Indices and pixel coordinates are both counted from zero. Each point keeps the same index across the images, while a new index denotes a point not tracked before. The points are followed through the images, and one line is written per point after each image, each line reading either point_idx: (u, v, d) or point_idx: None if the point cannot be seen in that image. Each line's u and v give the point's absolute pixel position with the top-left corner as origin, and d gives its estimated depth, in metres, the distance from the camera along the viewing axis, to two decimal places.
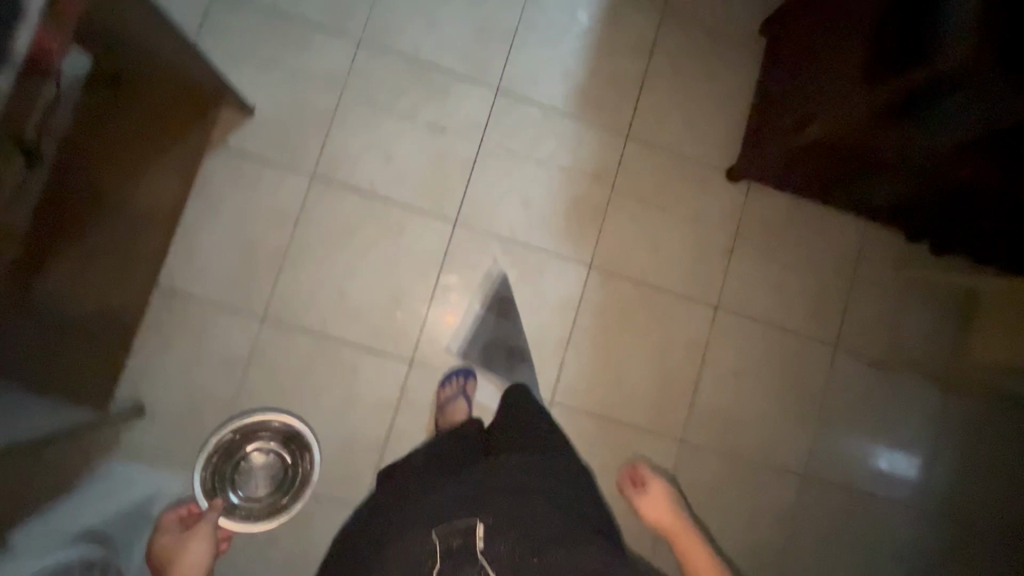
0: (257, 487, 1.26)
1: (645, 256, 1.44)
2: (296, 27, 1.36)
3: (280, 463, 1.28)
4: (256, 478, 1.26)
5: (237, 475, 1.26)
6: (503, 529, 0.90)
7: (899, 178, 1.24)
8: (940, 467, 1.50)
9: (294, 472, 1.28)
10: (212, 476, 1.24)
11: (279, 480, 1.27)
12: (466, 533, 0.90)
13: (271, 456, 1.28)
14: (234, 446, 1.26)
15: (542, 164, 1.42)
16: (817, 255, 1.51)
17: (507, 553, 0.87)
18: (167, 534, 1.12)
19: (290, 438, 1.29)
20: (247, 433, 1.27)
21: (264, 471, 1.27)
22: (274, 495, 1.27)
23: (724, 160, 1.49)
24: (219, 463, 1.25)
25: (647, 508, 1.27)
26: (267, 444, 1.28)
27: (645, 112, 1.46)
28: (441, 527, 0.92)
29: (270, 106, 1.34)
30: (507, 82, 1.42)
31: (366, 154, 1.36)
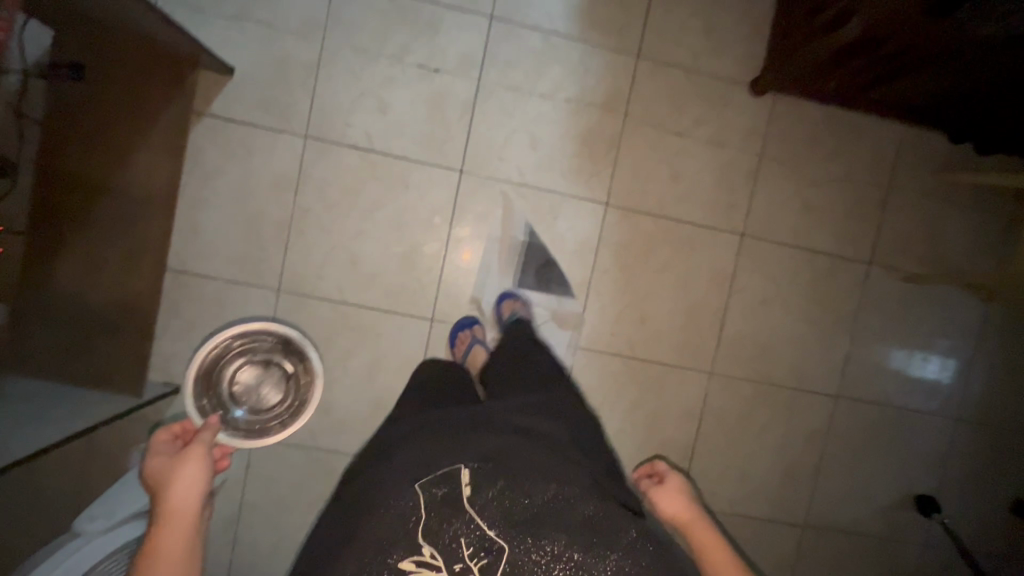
0: (261, 398, 1.27)
1: (663, 187, 1.36)
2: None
3: (282, 371, 1.27)
4: (261, 390, 1.27)
5: (238, 388, 1.27)
6: (492, 475, 0.77)
7: (948, 65, 1.08)
8: (976, 376, 1.47)
9: (297, 382, 1.27)
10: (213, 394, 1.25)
11: (284, 390, 1.28)
12: (451, 483, 0.75)
13: (271, 367, 1.28)
14: (233, 359, 1.26)
15: (545, 97, 1.31)
16: (849, 167, 1.40)
17: (496, 500, 0.74)
18: (155, 455, 0.83)
19: (286, 346, 1.27)
20: (245, 345, 1.26)
21: (265, 381, 1.27)
22: (279, 405, 1.27)
23: (745, 72, 1.36)
24: (215, 381, 1.25)
25: (664, 508, 0.91)
26: (265, 355, 1.27)
27: (655, 27, 1.32)
28: (423, 479, 0.77)
29: (249, 62, 1.24)
30: (500, 8, 1.29)
31: (358, 106, 1.27)
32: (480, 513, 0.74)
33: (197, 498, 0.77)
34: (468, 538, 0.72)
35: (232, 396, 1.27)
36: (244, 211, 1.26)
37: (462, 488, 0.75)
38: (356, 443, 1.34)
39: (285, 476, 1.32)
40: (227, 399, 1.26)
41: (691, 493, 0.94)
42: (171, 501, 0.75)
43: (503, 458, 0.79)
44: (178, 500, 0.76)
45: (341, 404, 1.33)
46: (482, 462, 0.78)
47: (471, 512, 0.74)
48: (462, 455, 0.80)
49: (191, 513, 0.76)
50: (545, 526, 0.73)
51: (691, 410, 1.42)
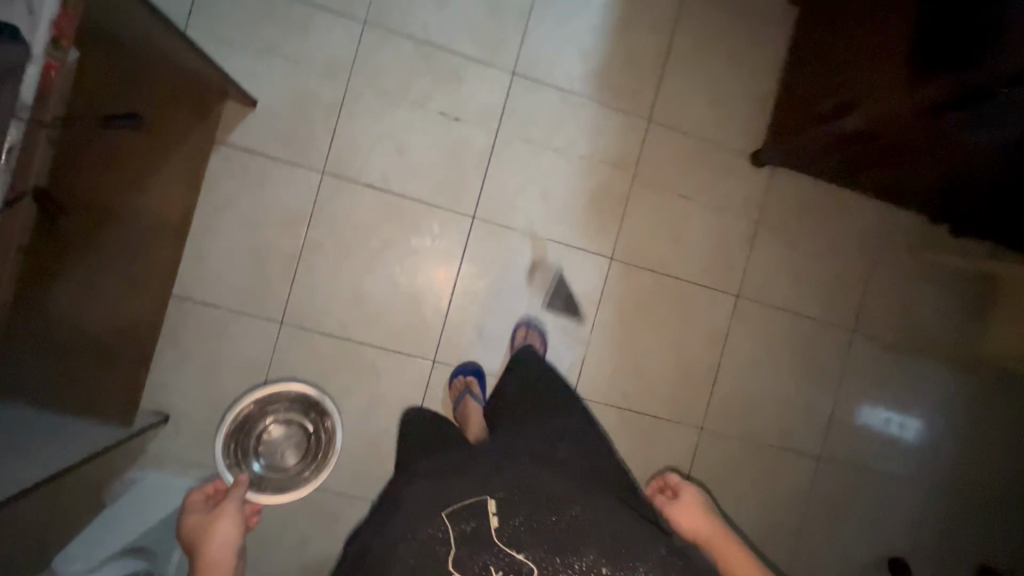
0: (282, 457, 1.26)
1: (666, 247, 1.41)
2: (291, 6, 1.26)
3: (302, 430, 1.27)
4: (283, 449, 1.26)
5: (261, 446, 1.25)
6: (517, 507, 0.79)
7: (928, 171, 1.23)
8: (948, 445, 1.54)
9: (318, 441, 1.26)
10: (235, 454, 1.23)
11: (305, 449, 1.26)
12: (480, 514, 0.78)
13: (293, 426, 1.27)
14: (258, 419, 1.25)
15: (560, 153, 1.36)
16: (838, 239, 1.49)
17: (525, 527, 0.77)
18: (193, 514, 0.92)
19: (308, 407, 1.26)
20: (269, 405, 1.25)
21: (288, 441, 1.26)
22: (300, 464, 1.26)
23: (747, 144, 1.44)
24: (237, 442, 1.23)
25: (683, 522, 0.92)
26: (289, 415, 1.27)
27: (666, 96, 1.40)
28: (451, 508, 0.79)
29: (272, 97, 1.26)
30: (521, 66, 1.34)
31: (377, 148, 1.30)
32: (512, 543, 0.76)
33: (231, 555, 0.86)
34: (497, 565, 0.74)
35: (254, 454, 1.25)
36: (253, 242, 1.26)
37: (489, 519, 0.78)
38: (346, 483, 1.31)
39: (272, 514, 1.28)
40: (249, 457, 1.24)
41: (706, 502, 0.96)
42: (208, 555, 0.85)
43: (526, 487, 0.81)
44: (215, 555, 0.85)
45: None
46: (507, 491, 0.81)
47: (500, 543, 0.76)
48: (489, 485, 0.82)
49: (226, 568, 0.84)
50: (576, 539, 0.76)
51: (680, 466, 1.45)
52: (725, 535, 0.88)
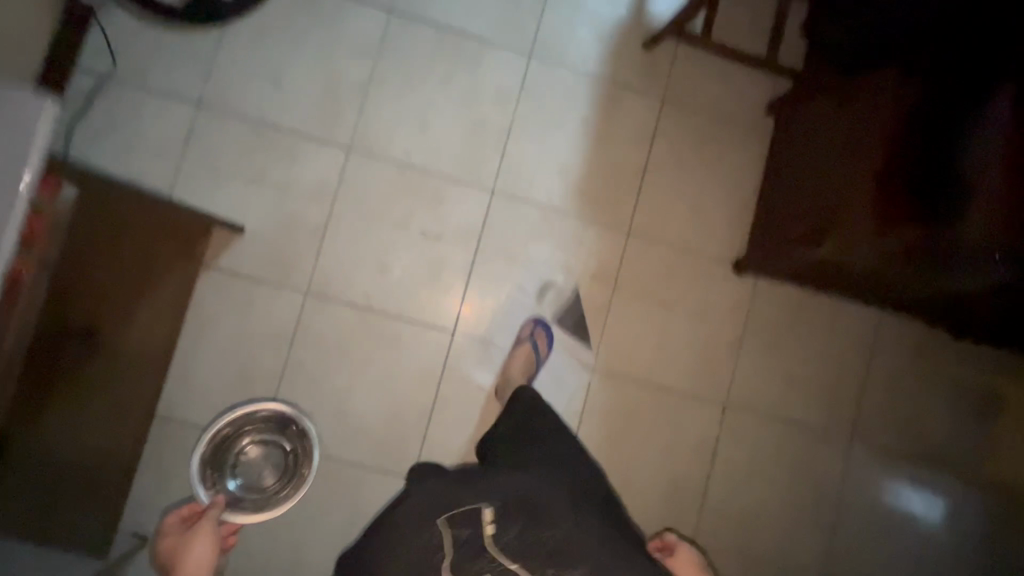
0: (260, 477, 1.26)
1: (650, 356, 1.40)
2: (280, 136, 1.32)
3: (279, 451, 1.27)
4: (260, 472, 1.26)
5: (238, 467, 1.26)
6: (511, 520, 0.88)
7: (885, 290, 1.33)
8: (961, 560, 1.45)
9: (296, 459, 1.27)
10: (212, 474, 1.24)
11: (281, 465, 1.27)
12: (474, 523, 0.86)
13: (271, 446, 1.27)
14: (232, 440, 1.26)
15: (540, 266, 1.37)
16: (830, 344, 1.45)
17: (517, 537, 0.85)
18: (170, 535, 1.03)
19: (281, 424, 1.27)
20: (245, 425, 1.26)
21: (266, 460, 1.27)
22: (278, 483, 1.26)
23: (730, 251, 1.43)
24: (214, 463, 1.24)
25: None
26: (267, 435, 1.27)
27: (645, 207, 1.41)
28: (447, 516, 0.89)
29: (260, 222, 1.31)
30: (501, 182, 1.37)
31: (360, 267, 1.33)
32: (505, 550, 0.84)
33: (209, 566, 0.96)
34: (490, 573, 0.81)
35: (230, 474, 1.25)
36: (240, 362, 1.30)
37: (483, 527, 0.86)
38: None
39: None
40: (226, 476, 1.24)
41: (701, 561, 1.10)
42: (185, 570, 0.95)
43: (519, 503, 0.91)
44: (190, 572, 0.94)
45: (314, 560, 1.30)
46: (503, 502, 0.90)
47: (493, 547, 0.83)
48: (484, 497, 0.92)
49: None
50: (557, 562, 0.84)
51: None
52: None
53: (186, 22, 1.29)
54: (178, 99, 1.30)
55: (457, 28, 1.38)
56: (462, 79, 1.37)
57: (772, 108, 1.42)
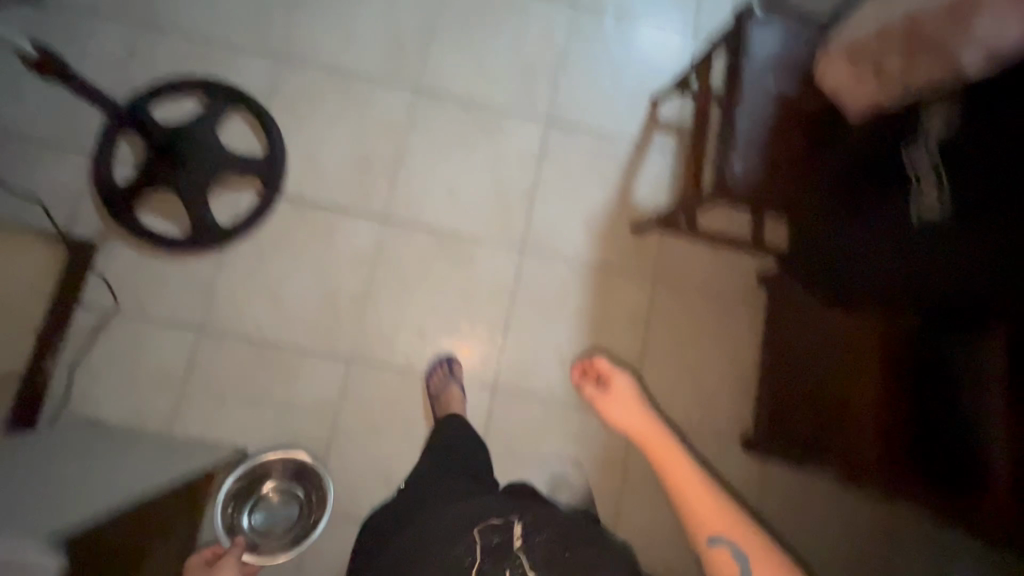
0: (275, 520, 1.26)
1: (667, 550, 1.35)
2: (282, 365, 1.34)
3: (294, 493, 1.28)
4: (278, 520, 1.26)
5: (257, 509, 1.26)
6: (540, 528, 0.88)
7: None
8: None
9: (308, 491, 1.28)
10: (233, 512, 1.24)
11: (296, 512, 1.27)
12: (504, 532, 0.87)
13: (290, 492, 1.28)
14: (256, 493, 1.26)
15: (546, 461, 1.36)
16: (857, 523, 1.38)
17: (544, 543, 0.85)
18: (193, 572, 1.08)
19: (298, 473, 1.28)
20: (270, 468, 1.28)
21: (282, 506, 1.27)
22: (292, 530, 1.26)
23: (738, 430, 1.42)
24: (235, 500, 1.25)
25: (615, 411, 1.18)
26: (287, 478, 1.28)
27: (647, 390, 1.42)
28: (481, 526, 0.89)
29: (262, 443, 1.31)
30: (502, 378, 1.38)
31: (364, 480, 1.31)
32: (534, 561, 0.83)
33: None
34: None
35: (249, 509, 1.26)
36: None
37: (514, 539, 0.86)
38: None
39: None
40: (243, 515, 1.25)
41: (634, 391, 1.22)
42: None
43: (547, 522, 0.90)
44: None
45: None
46: (534, 518, 0.90)
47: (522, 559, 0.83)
48: (516, 513, 0.92)
49: None
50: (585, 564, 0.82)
51: None
52: (669, 447, 1.00)
53: (186, 250, 1.33)
54: (179, 326, 1.32)
55: (449, 229, 1.42)
56: (457, 279, 1.40)
57: (763, 278, 1.45)
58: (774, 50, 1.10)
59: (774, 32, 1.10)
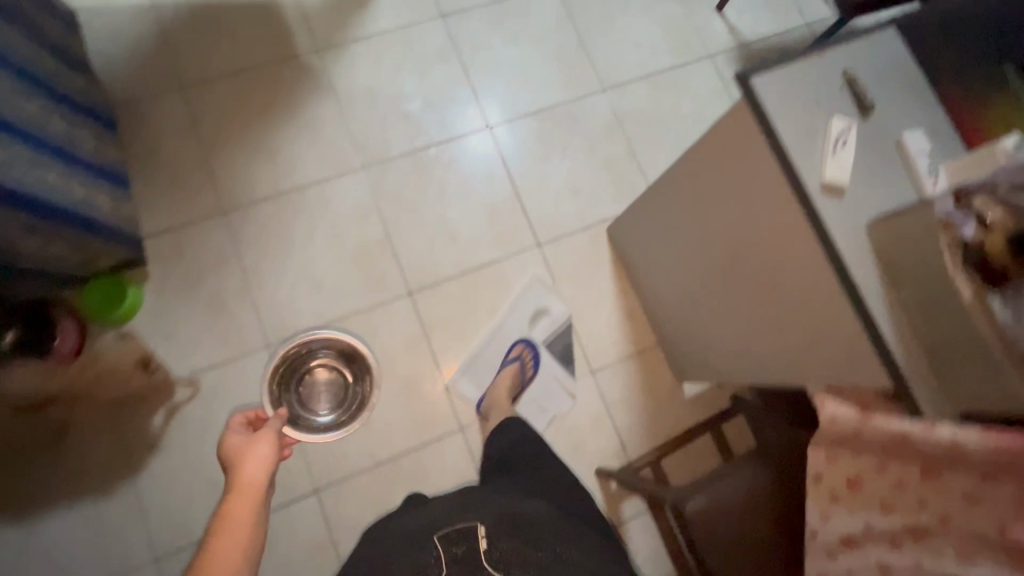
0: (330, 412, 1.34)
1: None
2: None
3: (347, 389, 1.35)
4: (316, 396, 1.33)
5: (303, 387, 1.33)
6: (517, 535, 0.89)
7: None
8: None
9: (355, 389, 1.35)
10: (284, 377, 1.33)
11: (342, 397, 1.34)
12: (470, 539, 0.87)
13: (335, 384, 1.35)
14: (300, 367, 1.34)
15: None
16: None
17: (514, 559, 0.85)
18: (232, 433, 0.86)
19: (352, 357, 1.36)
20: (323, 348, 1.35)
21: (326, 389, 1.34)
22: (334, 412, 1.34)
23: None
24: (284, 374, 1.33)
25: None
26: (329, 387, 1.34)
27: None
28: (443, 531, 0.89)
29: None
30: None
31: None
32: (504, 574, 0.84)
33: (263, 478, 0.77)
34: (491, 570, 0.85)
35: (295, 378, 1.33)
36: None
37: (478, 544, 0.86)
38: None
39: None
40: (290, 380, 1.33)
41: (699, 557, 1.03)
42: (241, 477, 0.76)
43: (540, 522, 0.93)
44: (249, 475, 0.77)
45: None
46: (497, 523, 0.90)
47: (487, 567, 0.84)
48: (457, 517, 0.93)
49: (260, 482, 0.76)
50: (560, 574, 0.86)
51: None
52: None
53: None
54: None
55: None
56: None
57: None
58: (737, 539, 0.94)
59: (722, 514, 0.94)
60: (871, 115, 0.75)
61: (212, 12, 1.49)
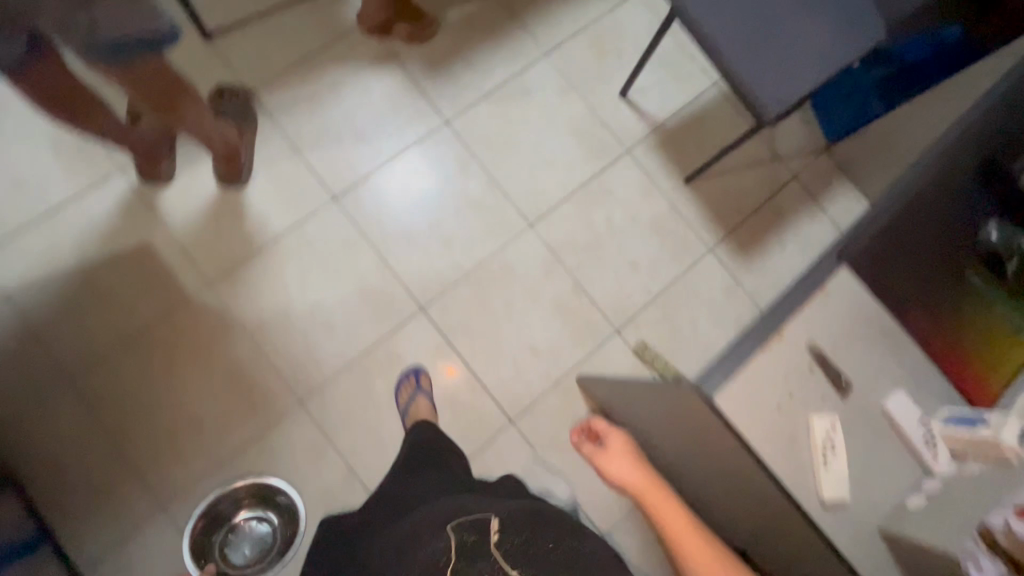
0: (251, 561, 1.25)
1: None
2: None
3: (273, 536, 1.27)
4: (240, 546, 1.26)
5: (231, 535, 1.27)
6: (518, 528, 0.82)
7: None
8: None
9: (279, 534, 1.27)
10: (206, 535, 1.25)
11: (264, 544, 1.27)
12: (480, 527, 0.83)
13: (259, 532, 1.28)
14: (225, 518, 1.27)
15: None
16: None
17: (521, 547, 0.79)
18: None
19: (269, 495, 1.28)
20: (237, 493, 1.27)
21: (247, 541, 1.27)
22: (256, 563, 1.25)
23: None
24: (206, 533, 1.25)
25: (608, 463, 1.03)
26: (256, 542, 1.27)
27: None
28: (456, 522, 0.85)
29: None
30: None
31: None
32: (505, 557, 0.78)
33: None
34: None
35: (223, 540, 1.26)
36: None
37: (490, 534, 0.81)
38: None
39: None
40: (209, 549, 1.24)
41: (632, 451, 1.07)
42: None
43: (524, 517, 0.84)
44: None
45: None
46: (513, 514, 0.85)
47: (496, 554, 0.78)
48: (495, 510, 0.87)
49: None
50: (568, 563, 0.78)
51: None
52: (652, 484, 0.97)
53: None
54: None
55: None
56: None
57: None
58: None
59: None
60: (846, 393, 0.75)
61: (76, 278, 1.30)
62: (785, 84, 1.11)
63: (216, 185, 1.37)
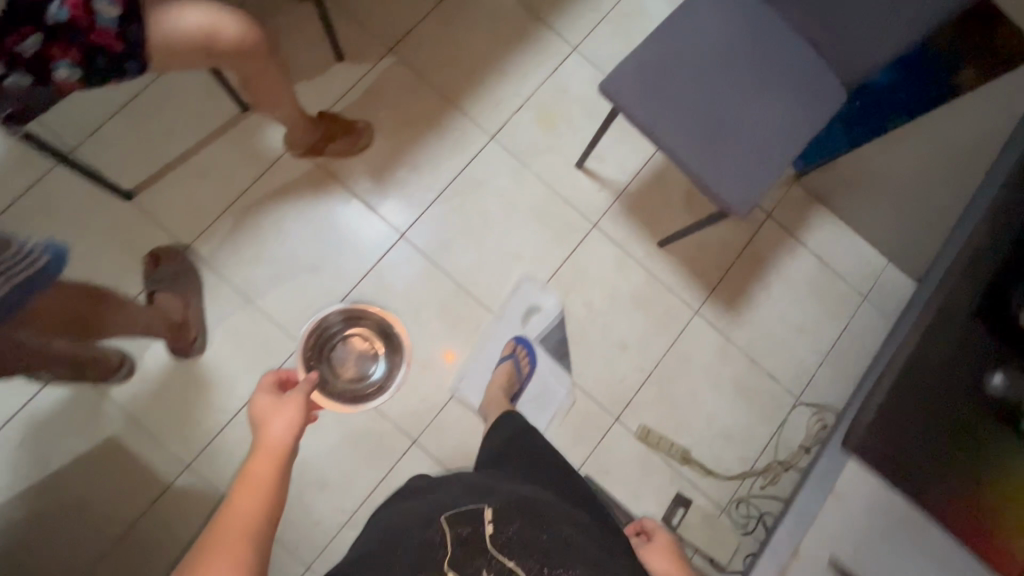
0: (348, 370, 1.35)
1: None
2: None
3: (365, 365, 1.36)
4: (349, 363, 1.35)
5: (321, 346, 1.35)
6: (511, 518, 0.81)
7: None
8: None
9: (386, 360, 1.37)
10: (315, 353, 1.34)
11: (375, 367, 1.36)
12: (475, 518, 0.80)
13: (364, 355, 1.36)
14: (329, 341, 1.35)
15: None
16: None
17: (517, 537, 0.78)
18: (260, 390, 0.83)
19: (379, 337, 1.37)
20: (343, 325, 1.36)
21: (359, 359, 1.36)
22: (371, 374, 1.36)
23: None
24: (317, 345, 1.34)
25: (654, 559, 1.01)
26: (352, 354, 1.36)
27: None
28: (450, 512, 0.82)
29: None
30: None
31: None
32: (504, 551, 0.77)
33: (287, 447, 0.73)
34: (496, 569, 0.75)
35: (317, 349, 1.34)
36: None
37: (483, 525, 0.79)
38: None
39: None
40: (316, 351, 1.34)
41: (677, 551, 1.05)
42: (265, 435, 0.74)
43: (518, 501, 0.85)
44: (273, 434, 0.74)
45: None
46: (502, 502, 0.84)
47: (492, 549, 0.77)
48: (482, 495, 0.86)
49: (285, 442, 0.74)
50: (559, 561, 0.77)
51: None
52: None
53: None
54: None
55: None
56: None
57: None
58: None
59: None
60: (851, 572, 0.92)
61: (35, 494, 1.21)
62: (751, 181, 1.09)
63: (168, 358, 1.29)
